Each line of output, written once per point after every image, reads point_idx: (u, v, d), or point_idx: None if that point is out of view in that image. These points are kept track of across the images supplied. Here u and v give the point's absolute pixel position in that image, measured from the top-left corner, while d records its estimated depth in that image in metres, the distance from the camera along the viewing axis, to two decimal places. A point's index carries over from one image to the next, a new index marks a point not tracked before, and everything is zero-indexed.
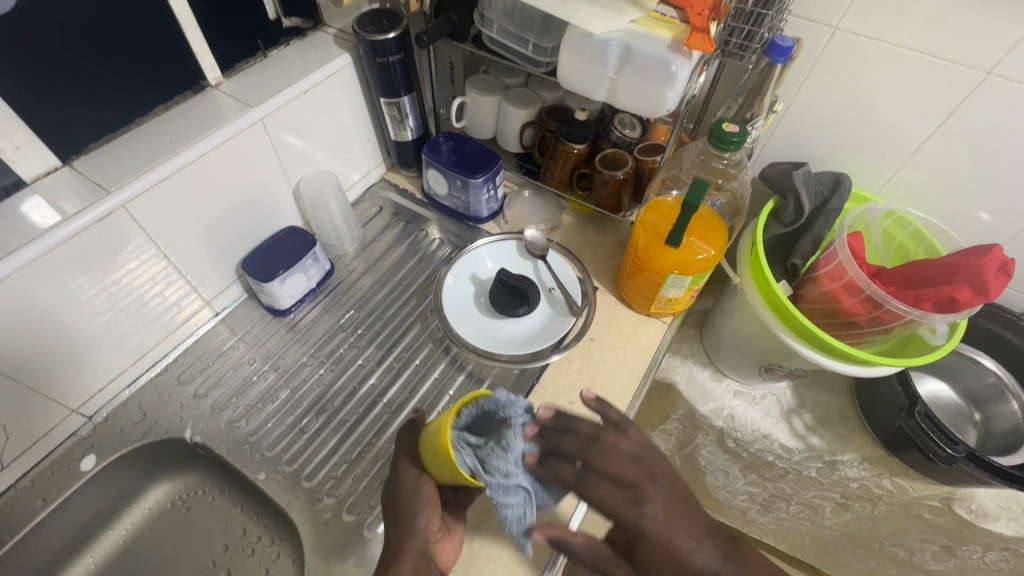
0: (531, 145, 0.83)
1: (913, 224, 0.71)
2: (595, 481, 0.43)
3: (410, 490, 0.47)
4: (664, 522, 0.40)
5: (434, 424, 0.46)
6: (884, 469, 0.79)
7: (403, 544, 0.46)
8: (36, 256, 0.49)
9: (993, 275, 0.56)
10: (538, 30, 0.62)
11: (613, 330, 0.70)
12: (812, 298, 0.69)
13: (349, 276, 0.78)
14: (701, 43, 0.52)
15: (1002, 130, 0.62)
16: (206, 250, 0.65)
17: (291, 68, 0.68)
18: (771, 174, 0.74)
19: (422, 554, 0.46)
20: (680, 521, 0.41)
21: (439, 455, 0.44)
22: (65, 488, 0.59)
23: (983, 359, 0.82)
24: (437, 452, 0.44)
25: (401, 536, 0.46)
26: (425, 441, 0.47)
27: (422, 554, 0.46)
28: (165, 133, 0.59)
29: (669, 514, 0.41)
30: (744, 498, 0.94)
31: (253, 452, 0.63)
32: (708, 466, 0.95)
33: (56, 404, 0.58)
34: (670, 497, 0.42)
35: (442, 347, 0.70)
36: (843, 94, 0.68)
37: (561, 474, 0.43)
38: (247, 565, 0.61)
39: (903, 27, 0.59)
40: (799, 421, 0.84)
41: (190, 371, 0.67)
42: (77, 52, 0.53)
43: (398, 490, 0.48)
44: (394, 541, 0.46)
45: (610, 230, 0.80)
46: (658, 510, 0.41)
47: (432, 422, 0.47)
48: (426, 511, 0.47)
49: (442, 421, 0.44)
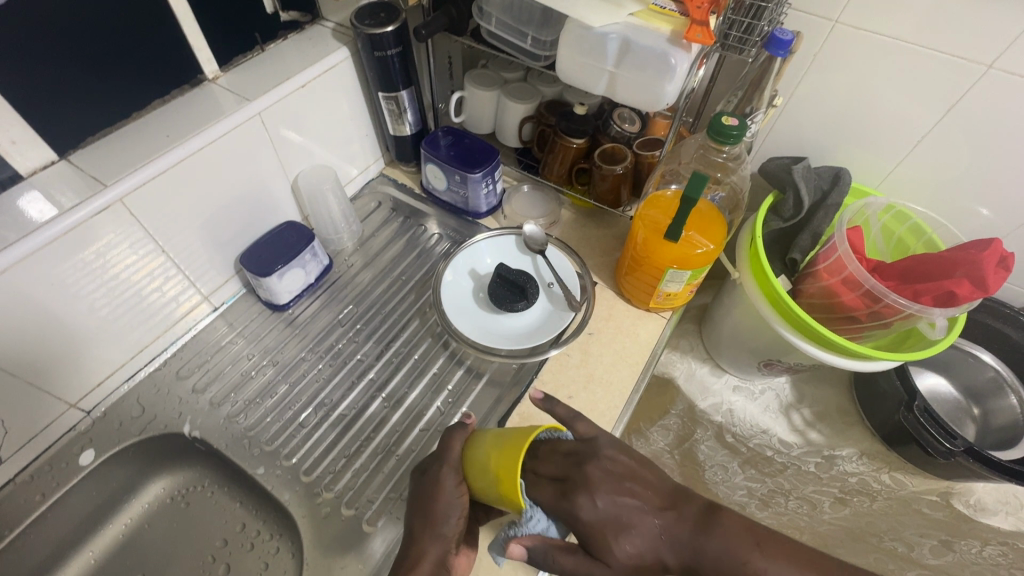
0: (529, 140, 0.83)
1: (913, 219, 0.71)
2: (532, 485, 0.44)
3: (446, 496, 0.47)
4: (607, 504, 0.41)
5: (494, 442, 0.46)
6: (882, 464, 0.81)
7: (423, 550, 0.45)
8: (33, 250, 0.49)
9: (993, 269, 0.56)
10: (536, 23, 0.62)
11: (612, 324, 0.70)
12: (811, 293, 0.69)
13: (348, 271, 0.78)
14: (700, 36, 0.52)
15: (1002, 124, 0.62)
16: (203, 244, 0.65)
17: (288, 62, 0.68)
18: (771, 169, 0.73)
19: (439, 563, 0.45)
20: (626, 501, 0.41)
21: (494, 477, 0.44)
22: (63, 482, 0.59)
23: (981, 354, 0.82)
24: (494, 473, 0.44)
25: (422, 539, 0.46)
26: (477, 454, 0.47)
27: (440, 563, 0.45)
28: (163, 126, 0.59)
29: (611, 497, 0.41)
30: (743, 494, 0.81)
31: (252, 446, 0.63)
32: (707, 462, 0.85)
33: (55, 398, 0.58)
34: (608, 479, 0.42)
35: (441, 342, 0.70)
36: (842, 87, 0.67)
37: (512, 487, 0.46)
38: (246, 559, 0.62)
39: (903, 18, 0.59)
40: (798, 415, 0.86)
41: (188, 366, 0.67)
42: (75, 46, 0.53)
43: (432, 495, 0.48)
44: (414, 545, 0.46)
45: (609, 225, 0.80)
46: (595, 496, 0.41)
47: (491, 442, 0.47)
48: (455, 520, 0.47)
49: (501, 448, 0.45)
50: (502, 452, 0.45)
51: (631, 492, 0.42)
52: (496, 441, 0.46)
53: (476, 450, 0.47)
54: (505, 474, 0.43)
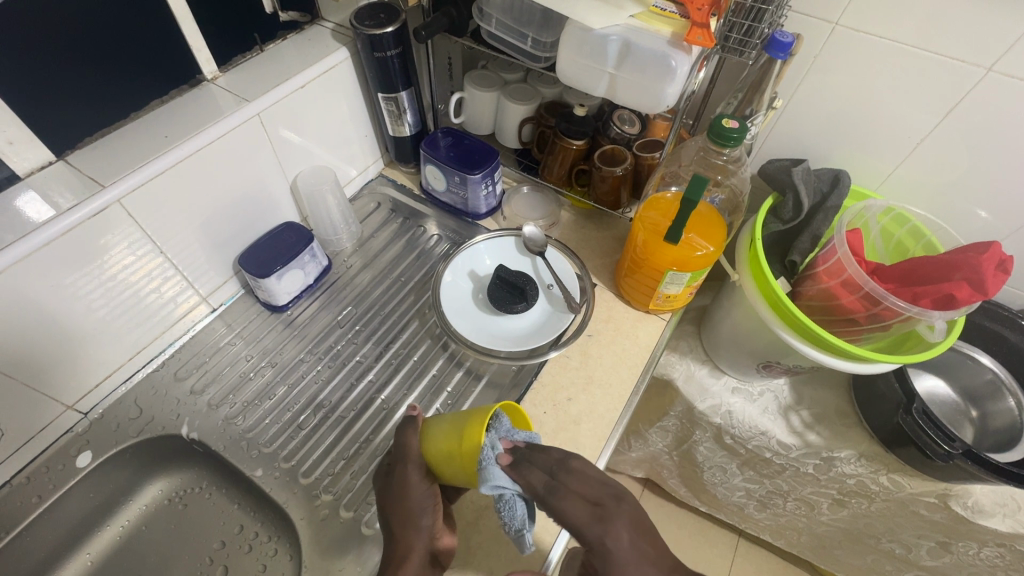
0: (529, 141, 0.83)
1: (912, 221, 0.70)
2: (562, 495, 0.41)
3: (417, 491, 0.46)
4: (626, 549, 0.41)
5: (450, 427, 0.46)
6: (880, 466, 0.79)
7: (409, 542, 0.46)
8: (30, 251, 0.49)
9: (992, 273, 0.56)
10: (536, 25, 0.62)
11: (611, 326, 0.70)
12: (811, 295, 0.69)
13: (347, 272, 0.78)
14: (701, 38, 0.52)
15: (1003, 127, 0.62)
16: (202, 245, 0.65)
17: (287, 63, 0.67)
18: (769, 171, 0.74)
19: (428, 554, 0.46)
20: (640, 546, 0.41)
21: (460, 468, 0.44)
22: (60, 485, 0.59)
23: (980, 356, 0.82)
24: (460, 461, 0.44)
25: (407, 536, 0.46)
26: (436, 445, 0.46)
27: (428, 554, 0.46)
28: (160, 127, 0.59)
29: (635, 539, 0.41)
30: (742, 495, 0.96)
31: (250, 448, 0.62)
32: (705, 463, 0.96)
33: (52, 400, 0.58)
34: (635, 523, 0.42)
35: (440, 343, 0.70)
36: (842, 91, 0.68)
37: (533, 484, 0.42)
38: (244, 561, 0.61)
39: (904, 22, 0.59)
40: (796, 418, 0.84)
41: (187, 367, 0.67)
42: (74, 45, 0.53)
43: (405, 490, 0.47)
44: (399, 542, 0.46)
45: (608, 227, 0.80)
46: (620, 528, 0.41)
47: (448, 431, 0.46)
48: (431, 512, 0.47)
49: (459, 439, 0.44)
50: (460, 440, 0.44)
51: (647, 540, 0.42)
52: (451, 429, 0.46)
53: (434, 444, 0.46)
54: (470, 459, 0.43)
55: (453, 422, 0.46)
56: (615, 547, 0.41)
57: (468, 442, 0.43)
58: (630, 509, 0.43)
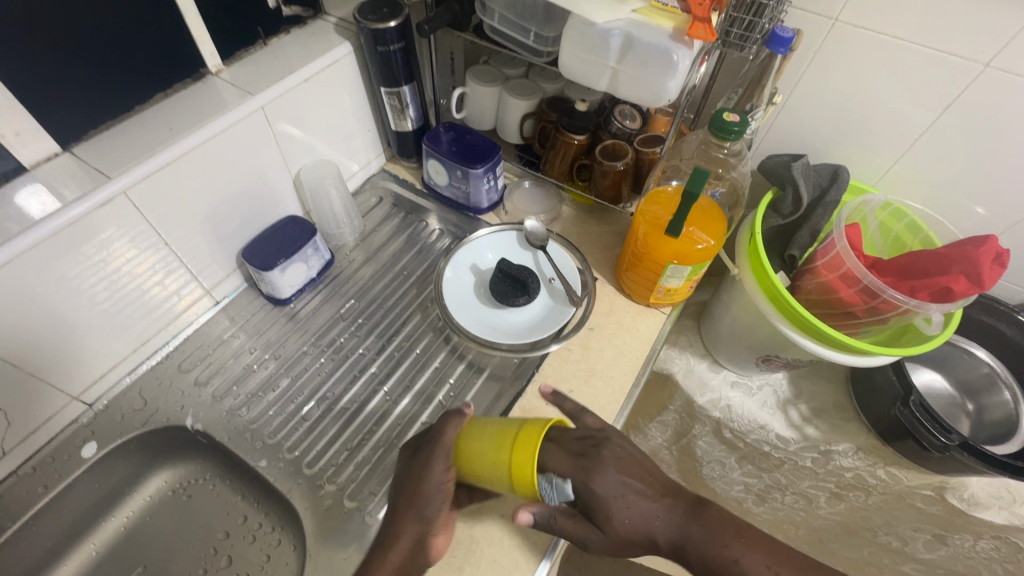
0: (530, 136, 0.83)
1: (910, 216, 0.71)
2: (548, 451, 0.44)
3: None
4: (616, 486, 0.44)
5: (503, 432, 0.46)
6: (878, 459, 0.82)
7: (401, 527, 0.47)
8: (37, 242, 0.49)
9: (988, 266, 0.57)
10: (539, 20, 0.62)
11: (612, 320, 0.71)
12: (810, 289, 0.70)
13: (349, 266, 0.78)
14: (703, 32, 0.52)
15: (999, 122, 0.63)
16: (206, 238, 0.65)
17: (290, 56, 0.68)
18: (769, 166, 0.75)
19: (416, 541, 0.47)
20: (632, 483, 0.45)
21: (501, 472, 0.45)
22: (65, 475, 0.59)
23: (976, 351, 0.84)
24: (507, 466, 0.44)
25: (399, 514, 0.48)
26: (483, 441, 0.47)
27: (415, 542, 0.47)
28: (164, 120, 0.59)
29: (623, 476, 0.45)
30: (741, 489, 0.84)
31: (255, 439, 0.63)
32: (704, 457, 0.87)
33: (57, 391, 0.59)
34: (622, 462, 0.46)
35: (443, 336, 0.71)
36: (841, 86, 0.68)
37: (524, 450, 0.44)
38: (248, 551, 0.62)
39: (902, 16, 0.59)
40: (795, 411, 0.87)
41: (191, 359, 0.67)
42: (82, 37, 0.53)
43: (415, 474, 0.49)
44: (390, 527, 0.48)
45: (609, 222, 0.80)
46: (609, 472, 0.44)
47: (499, 436, 0.46)
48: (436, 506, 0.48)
49: (513, 446, 0.45)
50: (515, 446, 0.44)
51: (635, 474, 0.46)
52: (505, 433, 0.46)
53: (481, 443, 0.47)
54: (521, 469, 0.44)
55: (505, 428, 0.47)
56: (607, 488, 0.44)
57: (525, 453, 0.44)
58: (613, 452, 0.46)
